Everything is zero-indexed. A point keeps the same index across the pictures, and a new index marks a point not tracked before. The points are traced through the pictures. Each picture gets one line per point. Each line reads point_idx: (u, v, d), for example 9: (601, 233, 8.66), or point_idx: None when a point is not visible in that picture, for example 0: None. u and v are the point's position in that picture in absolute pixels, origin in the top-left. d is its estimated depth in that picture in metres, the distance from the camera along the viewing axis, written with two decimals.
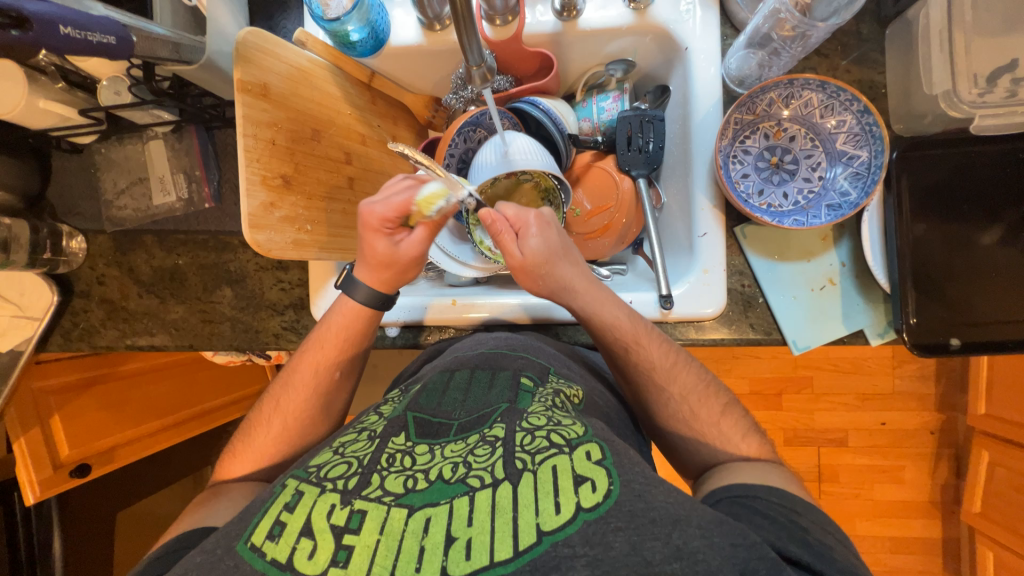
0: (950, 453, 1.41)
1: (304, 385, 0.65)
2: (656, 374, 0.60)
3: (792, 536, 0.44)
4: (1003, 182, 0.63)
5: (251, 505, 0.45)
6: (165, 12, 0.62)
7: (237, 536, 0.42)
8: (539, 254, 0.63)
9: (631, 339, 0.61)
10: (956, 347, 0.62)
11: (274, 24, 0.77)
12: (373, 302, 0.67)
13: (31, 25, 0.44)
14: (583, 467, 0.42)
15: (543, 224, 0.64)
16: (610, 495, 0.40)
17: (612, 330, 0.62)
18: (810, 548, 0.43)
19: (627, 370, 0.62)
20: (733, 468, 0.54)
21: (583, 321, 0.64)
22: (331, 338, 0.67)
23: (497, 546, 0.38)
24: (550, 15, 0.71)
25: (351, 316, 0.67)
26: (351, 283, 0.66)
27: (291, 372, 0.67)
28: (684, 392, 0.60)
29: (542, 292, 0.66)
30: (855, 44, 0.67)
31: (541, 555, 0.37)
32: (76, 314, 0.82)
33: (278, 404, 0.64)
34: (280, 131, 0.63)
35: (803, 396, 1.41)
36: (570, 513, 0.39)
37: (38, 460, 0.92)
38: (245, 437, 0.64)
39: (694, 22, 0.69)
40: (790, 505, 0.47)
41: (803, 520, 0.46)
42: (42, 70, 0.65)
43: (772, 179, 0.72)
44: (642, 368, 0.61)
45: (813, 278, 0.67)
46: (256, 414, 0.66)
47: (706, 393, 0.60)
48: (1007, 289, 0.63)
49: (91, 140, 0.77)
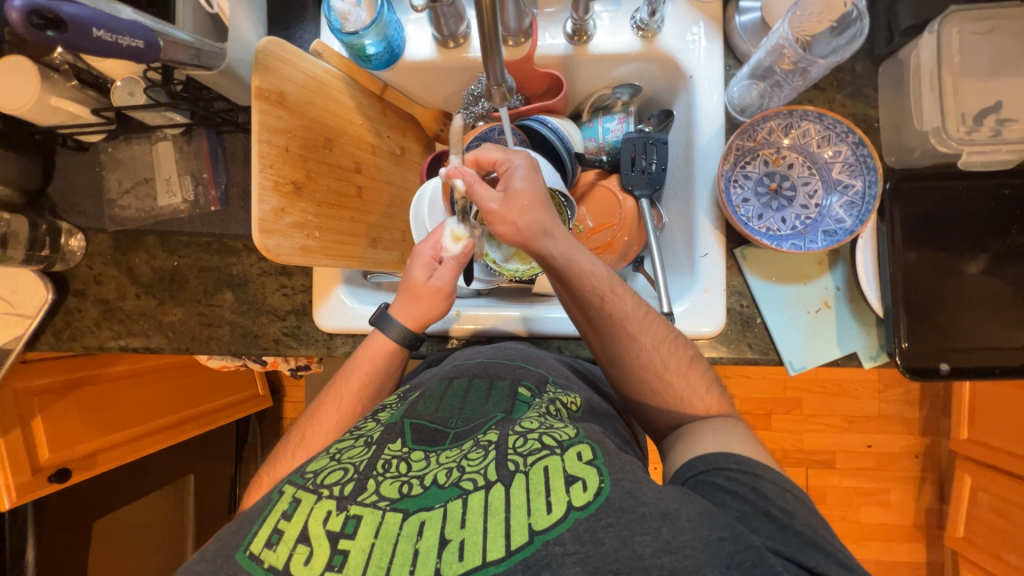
0: (933, 477, 1.44)
1: (330, 417, 0.62)
2: (630, 324, 0.60)
3: (755, 509, 0.44)
4: (988, 215, 0.66)
5: (249, 512, 0.44)
6: (187, 19, 0.63)
7: (237, 544, 0.41)
8: (523, 196, 0.59)
9: (607, 288, 0.60)
10: (945, 372, 0.65)
11: (292, 34, 0.78)
12: (402, 342, 0.66)
13: (67, 26, 0.45)
14: (576, 467, 0.42)
15: (530, 167, 0.62)
16: (601, 493, 0.40)
17: (588, 276, 0.60)
18: (775, 522, 0.43)
19: (602, 320, 0.60)
20: (696, 437, 0.54)
21: (560, 270, 0.61)
22: (356, 367, 0.65)
23: (490, 546, 0.38)
24: (561, 39, 0.74)
25: (380, 348, 0.65)
26: (384, 323, 0.66)
27: (320, 406, 0.64)
28: (655, 344, 0.60)
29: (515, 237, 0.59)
30: (850, 79, 0.71)
31: (533, 554, 0.37)
32: (70, 313, 0.80)
33: (305, 434, 0.61)
34: (294, 138, 0.63)
35: (791, 416, 1.43)
36: (562, 512, 0.39)
37: (17, 462, 0.89)
38: (267, 469, 0.59)
39: (699, 52, 0.72)
40: (750, 468, 0.47)
41: (763, 483, 0.46)
42: (57, 69, 0.66)
43: (772, 205, 0.73)
44: (618, 317, 0.60)
45: (809, 301, 0.69)
46: (280, 447, 0.62)
47: (684, 355, 0.60)
48: (990, 316, 0.65)
49: (98, 139, 0.77)
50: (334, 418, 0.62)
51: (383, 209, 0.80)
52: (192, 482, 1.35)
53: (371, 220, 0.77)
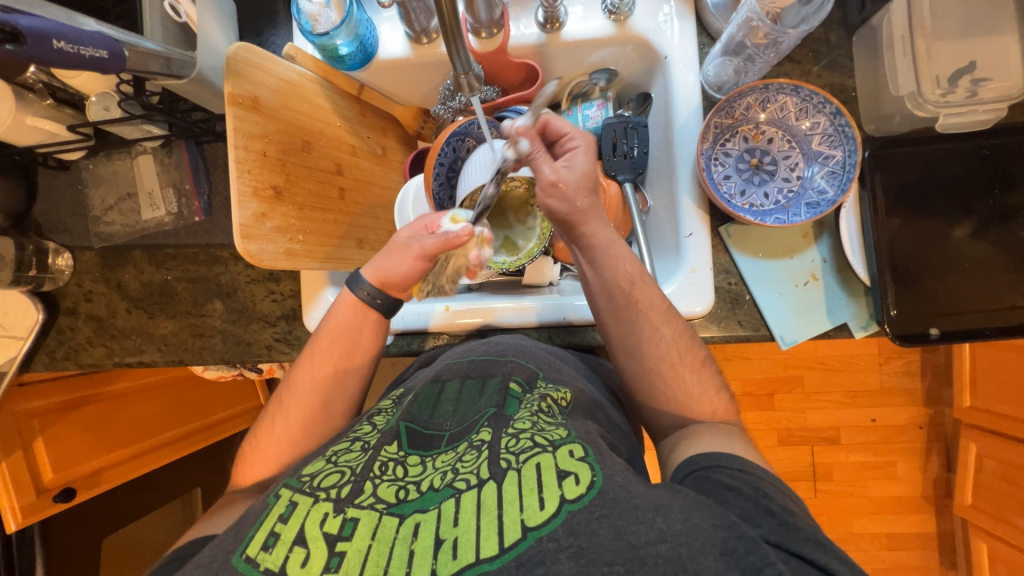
0: (940, 447, 1.44)
1: (306, 402, 0.62)
2: (653, 312, 0.61)
3: (758, 506, 0.43)
4: (970, 178, 0.66)
5: (246, 516, 0.44)
6: (156, 28, 0.61)
7: (233, 548, 0.41)
8: (580, 177, 0.61)
9: (636, 275, 0.62)
10: (936, 336, 0.64)
11: (263, 39, 0.78)
12: (378, 307, 0.65)
13: (26, 38, 0.45)
14: (567, 462, 0.42)
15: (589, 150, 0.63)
16: (593, 486, 0.40)
17: (618, 262, 0.62)
18: (774, 518, 0.42)
19: (626, 305, 0.61)
20: (692, 437, 0.54)
21: (594, 253, 0.63)
22: (328, 351, 0.64)
23: (483, 544, 0.38)
24: (533, 27, 0.73)
25: (361, 341, 0.65)
26: (362, 284, 0.65)
27: (292, 384, 0.64)
28: (674, 336, 0.61)
29: (564, 211, 0.62)
30: (825, 50, 0.71)
31: (527, 550, 0.37)
32: (63, 332, 0.80)
33: (299, 435, 0.61)
34: (271, 143, 0.63)
35: (793, 395, 1.43)
36: (555, 507, 0.39)
37: (22, 485, 0.89)
38: (263, 464, 0.61)
39: (672, 32, 0.72)
40: (751, 471, 0.47)
41: (765, 486, 0.46)
42: (30, 88, 0.67)
43: (753, 180, 0.74)
44: (643, 304, 0.61)
45: (797, 274, 0.69)
46: (260, 424, 0.63)
47: (698, 352, 0.61)
48: (979, 279, 0.65)
49: (79, 156, 0.77)
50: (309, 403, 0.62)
51: (367, 210, 0.80)
52: (199, 495, 1.36)
53: (356, 221, 0.77)
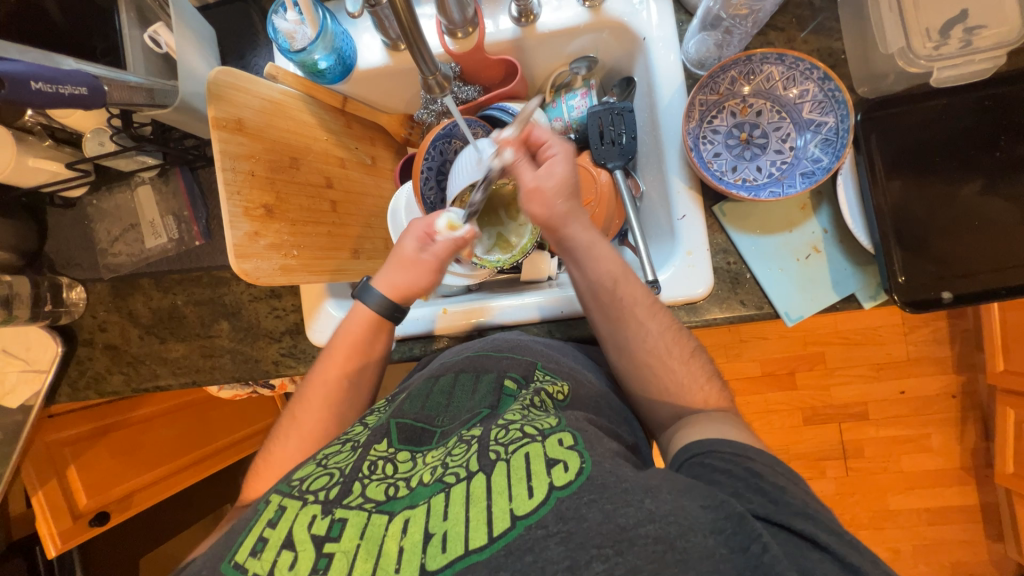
0: (976, 415, 1.38)
1: (314, 418, 0.63)
2: (638, 309, 0.60)
3: (748, 485, 0.42)
4: (974, 132, 0.63)
5: (237, 525, 0.45)
6: (139, 62, 0.64)
7: (220, 559, 0.42)
8: (559, 182, 0.63)
9: (619, 272, 0.61)
10: (948, 300, 0.61)
11: (247, 62, 0.80)
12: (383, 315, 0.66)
13: (3, 84, 0.46)
14: (556, 450, 0.42)
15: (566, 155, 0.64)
16: (582, 472, 0.40)
17: (601, 261, 0.62)
18: (772, 497, 0.41)
19: (611, 304, 0.61)
20: (694, 424, 0.53)
21: (576, 256, 0.63)
22: (332, 366, 0.65)
23: (472, 535, 0.38)
24: (509, 23, 0.73)
25: (363, 350, 0.65)
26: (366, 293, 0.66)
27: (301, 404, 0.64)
28: (661, 329, 0.60)
29: (541, 217, 0.63)
30: (810, 16, 0.69)
31: (515, 539, 0.37)
32: (82, 362, 0.83)
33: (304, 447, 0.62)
34: (258, 162, 0.65)
35: (815, 372, 1.39)
36: (544, 494, 0.39)
37: (59, 513, 0.96)
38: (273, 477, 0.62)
39: (649, 13, 0.71)
40: (744, 452, 0.45)
41: (757, 466, 0.44)
42: (30, 131, 0.70)
43: (744, 155, 0.72)
44: (626, 302, 0.61)
45: (797, 248, 0.67)
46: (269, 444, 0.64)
47: (687, 343, 0.60)
48: (992, 236, 0.62)
49: (82, 192, 0.80)
50: (317, 418, 0.63)
51: (361, 220, 0.81)
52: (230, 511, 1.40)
53: (351, 232, 0.79)
